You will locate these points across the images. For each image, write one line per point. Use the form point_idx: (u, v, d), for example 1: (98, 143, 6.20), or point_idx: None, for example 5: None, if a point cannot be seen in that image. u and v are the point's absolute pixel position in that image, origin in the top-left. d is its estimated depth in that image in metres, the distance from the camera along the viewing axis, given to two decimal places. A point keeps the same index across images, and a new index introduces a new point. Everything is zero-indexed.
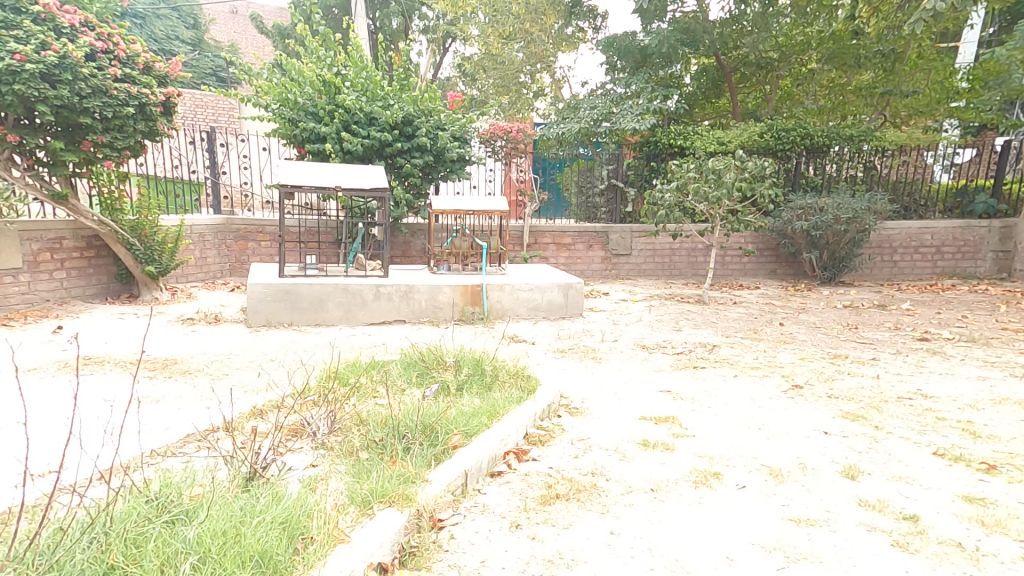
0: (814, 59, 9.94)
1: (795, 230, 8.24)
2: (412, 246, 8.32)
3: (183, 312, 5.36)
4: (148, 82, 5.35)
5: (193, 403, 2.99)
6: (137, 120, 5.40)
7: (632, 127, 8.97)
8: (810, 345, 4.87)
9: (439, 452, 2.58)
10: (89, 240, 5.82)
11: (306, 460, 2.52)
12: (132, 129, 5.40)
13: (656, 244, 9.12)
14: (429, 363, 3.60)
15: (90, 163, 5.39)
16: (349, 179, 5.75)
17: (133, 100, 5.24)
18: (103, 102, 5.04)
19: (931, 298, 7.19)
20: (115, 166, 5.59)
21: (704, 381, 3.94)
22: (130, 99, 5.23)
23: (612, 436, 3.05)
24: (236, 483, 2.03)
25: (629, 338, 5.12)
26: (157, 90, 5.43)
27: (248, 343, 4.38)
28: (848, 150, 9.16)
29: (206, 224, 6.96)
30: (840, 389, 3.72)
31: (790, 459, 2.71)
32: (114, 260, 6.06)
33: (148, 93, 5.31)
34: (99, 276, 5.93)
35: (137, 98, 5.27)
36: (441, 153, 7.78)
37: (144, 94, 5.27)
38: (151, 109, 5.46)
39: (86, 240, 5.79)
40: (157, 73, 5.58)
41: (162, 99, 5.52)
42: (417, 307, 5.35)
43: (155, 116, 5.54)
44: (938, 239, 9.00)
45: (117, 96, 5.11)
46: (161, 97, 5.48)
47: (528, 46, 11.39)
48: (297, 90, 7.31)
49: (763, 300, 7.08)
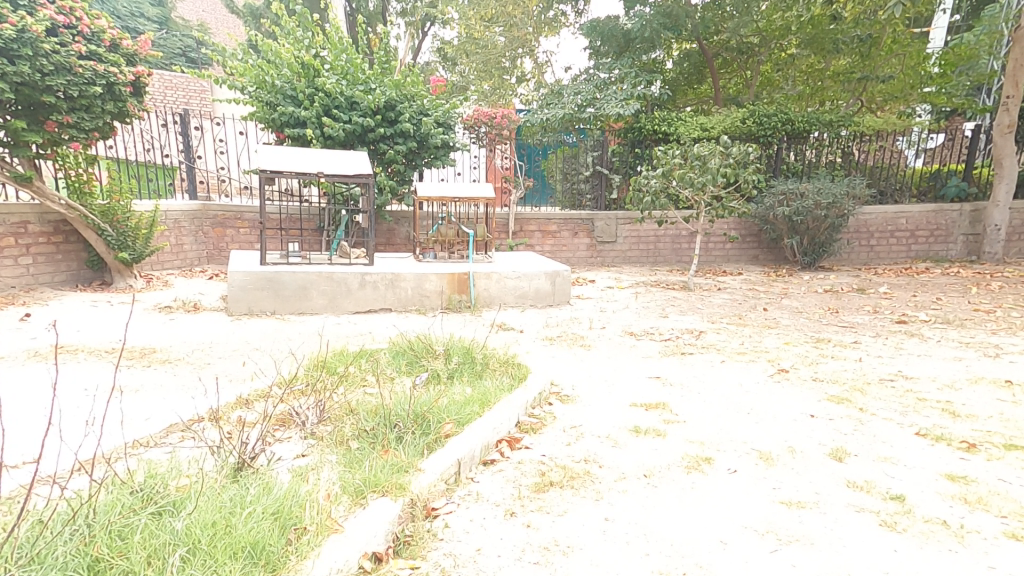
0: (793, 44, 9.98)
1: (777, 216, 8.33)
2: (396, 234, 8.20)
3: (160, 300, 5.20)
4: (117, 60, 5.14)
5: (176, 393, 2.90)
6: (105, 100, 5.19)
7: (617, 112, 9.00)
8: (794, 330, 4.95)
9: (431, 441, 2.55)
10: (57, 225, 5.61)
11: (296, 449, 2.47)
12: (100, 110, 5.19)
13: (641, 231, 9.14)
14: (418, 352, 3.55)
15: (55, 144, 5.17)
16: (331, 165, 5.61)
17: (101, 79, 5.03)
18: (68, 80, 4.82)
19: (907, 281, 7.36)
20: (82, 148, 5.37)
21: (693, 368, 3.97)
22: (97, 78, 5.01)
23: (603, 423, 3.05)
24: (224, 473, 1.97)
25: (617, 325, 5.13)
26: (125, 69, 5.23)
27: (230, 332, 4.28)
28: (828, 135, 9.30)
29: (182, 211, 6.75)
30: (825, 372, 3.78)
31: (779, 442, 2.75)
32: (84, 246, 5.85)
33: (116, 71, 5.10)
34: (69, 262, 5.72)
35: (105, 77, 5.06)
36: (425, 139, 7.66)
37: (113, 72, 5.06)
38: (120, 89, 5.25)
39: (53, 225, 5.57)
40: (126, 51, 5.35)
41: (131, 78, 5.31)
42: (403, 295, 5.28)
43: (125, 96, 5.33)
44: (913, 223, 9.19)
45: (83, 74, 4.89)
46: (130, 77, 5.27)
47: (509, 29, 11.25)
48: (274, 72, 7.12)
49: (746, 286, 7.17)
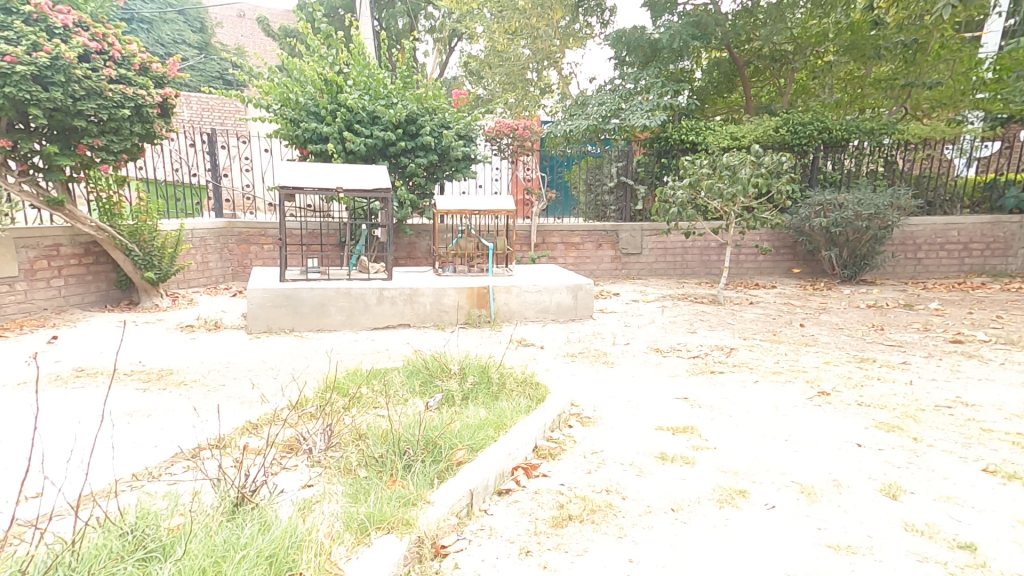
0: (831, 51, 9.64)
1: (813, 227, 7.98)
2: (417, 248, 8.17)
3: (183, 319, 5.23)
4: (145, 83, 5.24)
5: (187, 418, 2.84)
6: (133, 122, 5.28)
7: (642, 123, 8.73)
8: (834, 348, 4.65)
9: (442, 469, 2.41)
10: (88, 246, 5.71)
11: (303, 478, 2.37)
12: (129, 132, 5.28)
13: (668, 243, 8.90)
14: (433, 371, 3.42)
15: (87, 167, 5.28)
16: (351, 180, 5.58)
17: (130, 102, 5.12)
18: (98, 104, 4.92)
19: (959, 296, 6.91)
20: (112, 170, 5.47)
21: (723, 388, 3.73)
22: (126, 100, 5.10)
23: (626, 449, 2.85)
24: (220, 510, 1.87)
25: (642, 341, 4.91)
26: (153, 92, 5.32)
27: (248, 350, 4.24)
28: (868, 143, 8.91)
29: (208, 228, 6.83)
30: (871, 395, 3.50)
31: (822, 475, 2.50)
32: (113, 266, 5.96)
33: (145, 94, 5.20)
34: (98, 283, 5.82)
35: (133, 100, 5.15)
36: (446, 152, 7.62)
37: (141, 94, 5.15)
38: (148, 111, 5.34)
39: (84, 246, 5.68)
40: (155, 74, 5.47)
41: (159, 100, 5.41)
42: (421, 311, 5.19)
43: (153, 118, 5.43)
44: (965, 235, 8.69)
45: (113, 97, 4.98)
46: (158, 98, 5.36)
47: (534, 42, 11.21)
48: (298, 90, 7.20)
49: (781, 300, 6.85)
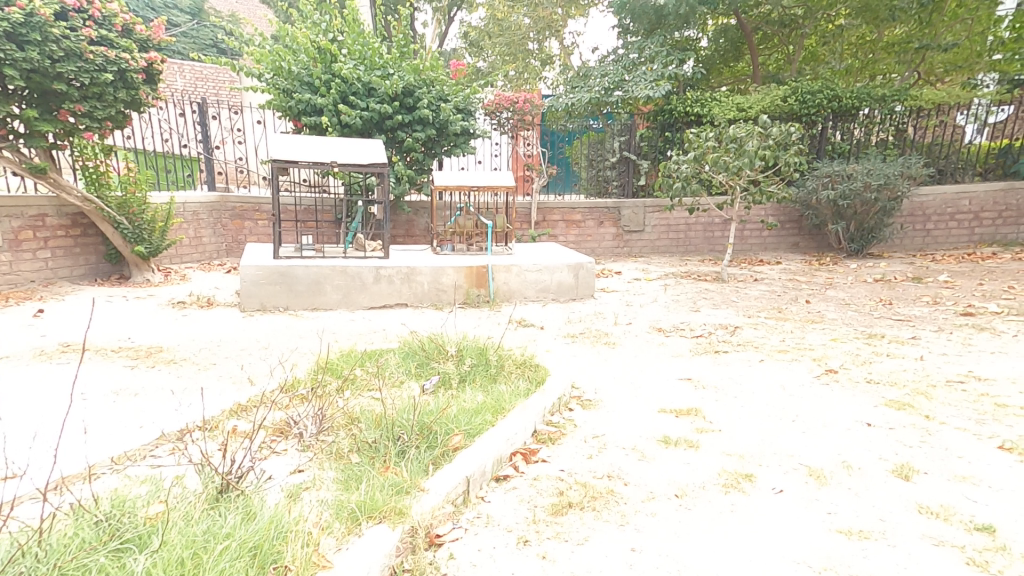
0: (843, 14, 9.32)
1: (821, 200, 7.81)
2: (415, 225, 8.02)
3: (175, 295, 5.13)
4: (128, 46, 5.02)
5: (175, 398, 2.75)
6: (117, 88, 5.09)
7: (646, 94, 8.50)
8: (841, 324, 4.54)
9: (438, 455, 2.33)
10: (75, 218, 5.58)
11: (294, 463, 2.29)
12: (112, 98, 5.10)
13: (671, 219, 8.73)
14: (429, 353, 3.32)
15: (70, 134, 5.12)
16: (346, 154, 5.40)
17: (111, 65, 4.93)
18: (78, 67, 4.73)
19: (969, 269, 6.76)
20: (97, 139, 5.32)
21: (728, 367, 3.63)
22: (108, 64, 4.92)
23: (628, 432, 2.76)
24: (203, 498, 1.78)
25: (644, 321, 4.81)
26: (137, 56, 5.11)
27: (241, 329, 4.14)
28: (879, 112, 8.66)
29: (201, 202, 6.69)
30: (880, 372, 3.40)
31: (831, 457, 2.41)
32: (102, 239, 5.83)
33: (128, 58, 5.00)
34: (87, 256, 5.70)
35: (116, 63, 4.96)
36: (444, 126, 7.41)
37: (124, 58, 4.95)
38: (132, 77, 5.15)
39: (71, 217, 5.54)
40: (138, 37, 5.24)
41: (143, 65, 5.20)
42: (419, 290, 5.07)
43: (138, 84, 5.23)
44: (976, 205, 8.50)
45: (94, 60, 4.80)
46: (142, 63, 5.16)
47: (534, 10, 10.89)
48: (291, 58, 6.94)
49: (786, 276, 6.71)
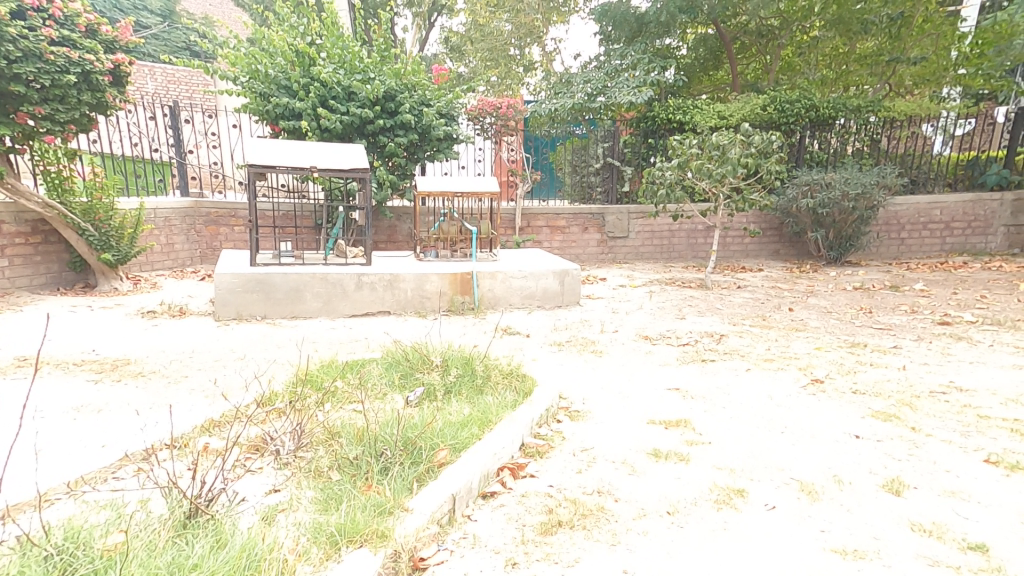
0: (817, 26, 9.49)
1: (800, 208, 7.91)
2: (398, 231, 7.90)
3: (145, 304, 4.94)
4: (93, 47, 4.84)
5: (142, 415, 2.61)
6: (81, 90, 4.90)
7: (629, 99, 8.56)
8: (824, 332, 4.57)
9: (423, 471, 2.24)
10: (36, 224, 5.33)
11: (270, 482, 2.18)
12: (76, 101, 4.91)
13: (655, 226, 8.76)
14: (413, 364, 3.23)
15: (29, 137, 4.91)
16: (326, 159, 5.28)
17: (75, 67, 4.74)
18: (38, 68, 4.53)
19: (943, 277, 6.90)
20: (59, 142, 5.11)
21: (715, 376, 3.61)
22: (71, 66, 4.73)
23: (617, 445, 2.71)
24: (168, 525, 1.67)
25: (630, 328, 4.78)
26: (103, 57, 4.94)
27: (215, 339, 3.99)
28: (854, 122, 8.83)
29: (173, 208, 6.49)
30: (865, 382, 3.41)
31: (822, 471, 2.39)
32: (66, 247, 5.59)
33: (92, 59, 4.82)
34: (49, 264, 5.46)
35: (80, 65, 4.78)
36: (427, 131, 7.32)
37: (88, 60, 4.78)
38: (98, 78, 4.95)
39: (31, 224, 5.30)
40: (103, 38, 5.07)
41: (109, 67, 5.02)
42: (402, 297, 4.97)
43: (104, 86, 5.03)
44: (948, 214, 8.71)
45: (56, 61, 4.61)
46: (108, 65, 4.98)
47: (516, 16, 10.88)
48: (267, 61, 6.80)
49: (768, 283, 6.77)
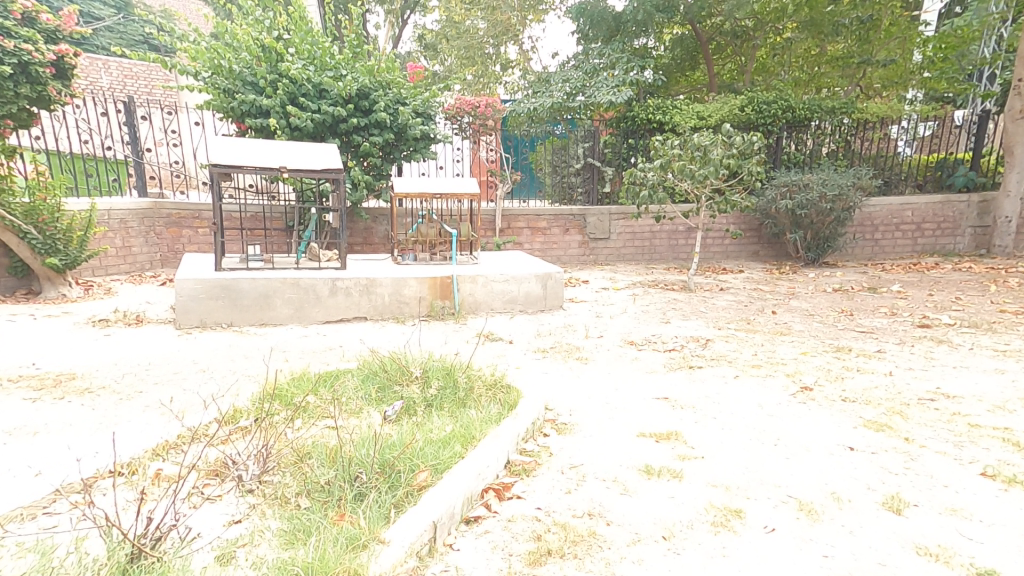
0: (790, 27, 9.57)
1: (779, 210, 7.94)
2: (374, 233, 7.68)
3: (97, 312, 4.63)
4: (31, 36, 4.56)
5: (87, 438, 2.38)
6: (18, 82, 4.60)
7: (609, 99, 8.52)
8: (808, 336, 4.53)
9: (402, 496, 2.06)
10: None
11: (231, 511, 1.98)
12: (12, 94, 4.60)
13: (635, 227, 8.71)
14: (391, 375, 3.04)
15: None
16: (296, 159, 5.04)
17: (10, 57, 4.44)
18: None
19: (918, 278, 6.99)
20: None
21: (704, 384, 3.52)
22: (7, 56, 4.43)
23: (607, 461, 2.58)
24: (106, 573, 1.46)
25: (614, 334, 4.67)
26: (43, 47, 4.64)
27: (175, 349, 3.74)
28: (829, 123, 8.92)
29: (130, 208, 6.16)
30: (854, 389, 3.35)
31: (820, 488, 2.30)
32: (5, 250, 5.22)
33: (31, 49, 4.53)
34: None
35: (17, 56, 4.48)
36: (403, 130, 7.10)
37: (26, 50, 4.49)
38: (38, 70, 4.65)
39: None
40: (44, 27, 4.78)
41: (51, 58, 4.73)
42: (379, 303, 4.77)
43: (45, 78, 4.74)
44: (919, 215, 8.86)
45: None
46: (50, 56, 4.69)
47: (491, 13, 10.69)
48: (232, 56, 6.48)
49: (750, 285, 6.75)
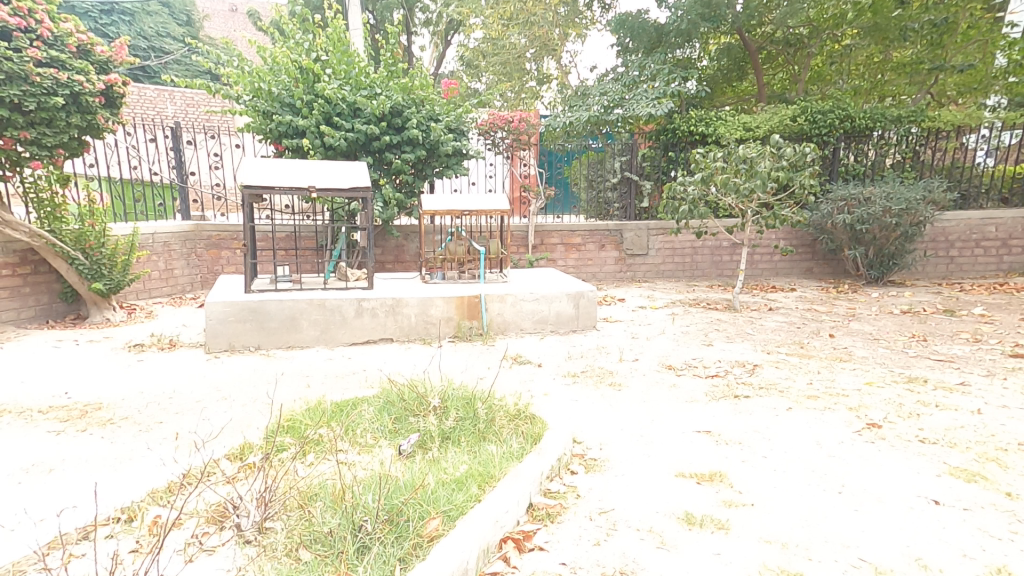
0: (849, 34, 9.09)
1: (836, 224, 7.42)
2: (405, 251, 7.65)
3: (133, 337, 4.67)
4: (83, 67, 4.67)
5: (96, 476, 2.29)
6: (70, 112, 4.71)
7: (648, 112, 8.24)
8: (873, 364, 4.10)
9: (410, 548, 1.84)
10: (24, 254, 5.10)
11: (226, 566, 1.80)
12: (65, 124, 4.72)
13: (676, 243, 8.35)
14: (409, 406, 2.87)
15: (16, 163, 4.76)
16: (325, 178, 5.01)
17: (63, 88, 4.55)
18: (23, 91, 4.35)
19: (1003, 300, 6.33)
20: (46, 167, 4.91)
21: (751, 417, 3.17)
22: (60, 87, 4.53)
23: (642, 507, 2.29)
24: None
25: (652, 357, 4.35)
26: (94, 78, 4.76)
27: (201, 375, 3.69)
28: (895, 133, 8.34)
29: (173, 232, 6.30)
30: (933, 429, 2.93)
31: (903, 552, 1.94)
32: (57, 277, 5.36)
33: (82, 80, 4.63)
34: (38, 296, 5.22)
35: (69, 86, 4.58)
36: (435, 147, 7.06)
37: (77, 81, 4.59)
38: (88, 100, 4.76)
39: (19, 254, 5.07)
40: (97, 58, 4.93)
41: (101, 88, 4.83)
42: (405, 324, 4.63)
43: (95, 108, 4.84)
44: (1003, 231, 8.12)
45: (42, 83, 4.41)
46: (100, 86, 4.79)
47: (530, 29, 10.63)
48: (271, 79, 6.61)
49: (803, 305, 6.29)
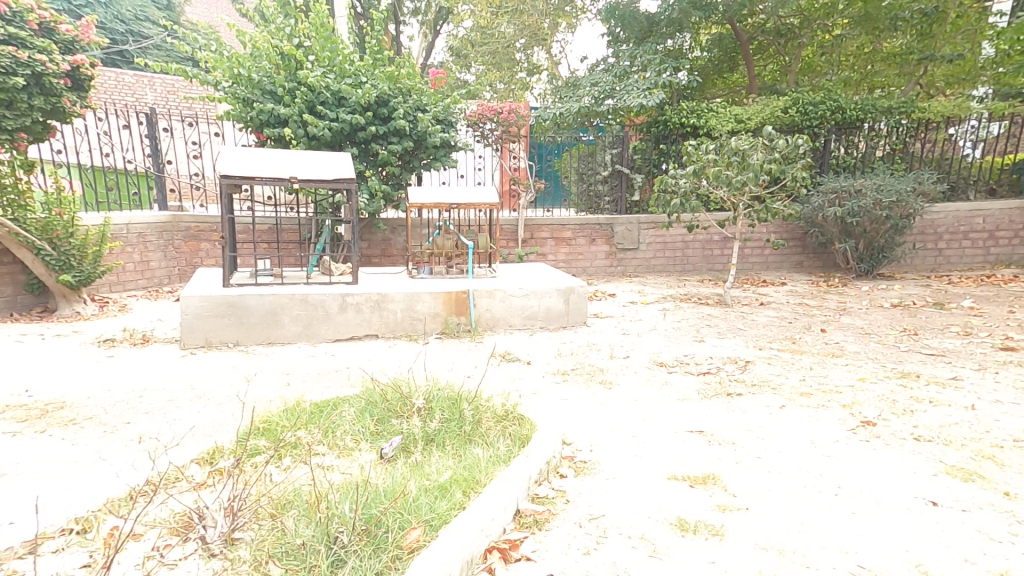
0: (840, 24, 9.06)
1: (827, 217, 7.39)
2: (392, 244, 7.52)
3: (105, 331, 4.50)
4: (45, 46, 4.47)
5: (53, 481, 2.16)
6: (31, 94, 4.51)
7: (639, 102, 8.10)
8: (866, 359, 4.04)
9: (388, 561, 1.72)
10: None
11: None
12: (25, 106, 4.53)
13: (667, 236, 8.27)
14: (392, 406, 2.76)
15: None
16: (307, 169, 4.84)
17: (24, 68, 4.35)
18: None
19: (992, 292, 6.34)
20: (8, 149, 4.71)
21: (744, 415, 3.10)
22: (20, 67, 4.34)
23: (634, 512, 2.20)
24: None
25: (643, 354, 4.27)
26: (58, 58, 4.56)
27: (174, 372, 3.55)
28: (885, 125, 8.33)
29: (148, 222, 6.11)
30: (929, 426, 2.88)
31: (904, 558, 1.87)
32: (22, 267, 5.17)
33: (44, 60, 4.44)
34: (2, 287, 5.04)
35: (30, 66, 4.39)
36: (422, 138, 6.90)
37: (39, 60, 4.40)
38: (52, 82, 4.57)
39: None
40: (62, 38, 4.72)
41: (66, 69, 4.65)
42: (390, 319, 4.50)
43: (59, 90, 4.65)
44: (991, 223, 8.12)
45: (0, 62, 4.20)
46: (64, 67, 4.61)
47: (519, 16, 10.43)
48: (251, 64, 6.32)
49: (794, 299, 6.25)
